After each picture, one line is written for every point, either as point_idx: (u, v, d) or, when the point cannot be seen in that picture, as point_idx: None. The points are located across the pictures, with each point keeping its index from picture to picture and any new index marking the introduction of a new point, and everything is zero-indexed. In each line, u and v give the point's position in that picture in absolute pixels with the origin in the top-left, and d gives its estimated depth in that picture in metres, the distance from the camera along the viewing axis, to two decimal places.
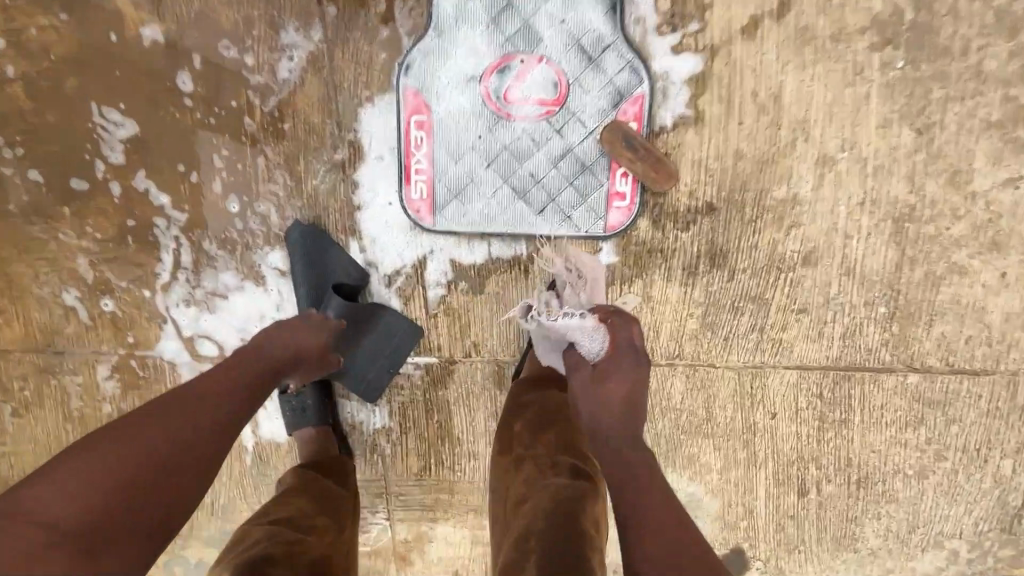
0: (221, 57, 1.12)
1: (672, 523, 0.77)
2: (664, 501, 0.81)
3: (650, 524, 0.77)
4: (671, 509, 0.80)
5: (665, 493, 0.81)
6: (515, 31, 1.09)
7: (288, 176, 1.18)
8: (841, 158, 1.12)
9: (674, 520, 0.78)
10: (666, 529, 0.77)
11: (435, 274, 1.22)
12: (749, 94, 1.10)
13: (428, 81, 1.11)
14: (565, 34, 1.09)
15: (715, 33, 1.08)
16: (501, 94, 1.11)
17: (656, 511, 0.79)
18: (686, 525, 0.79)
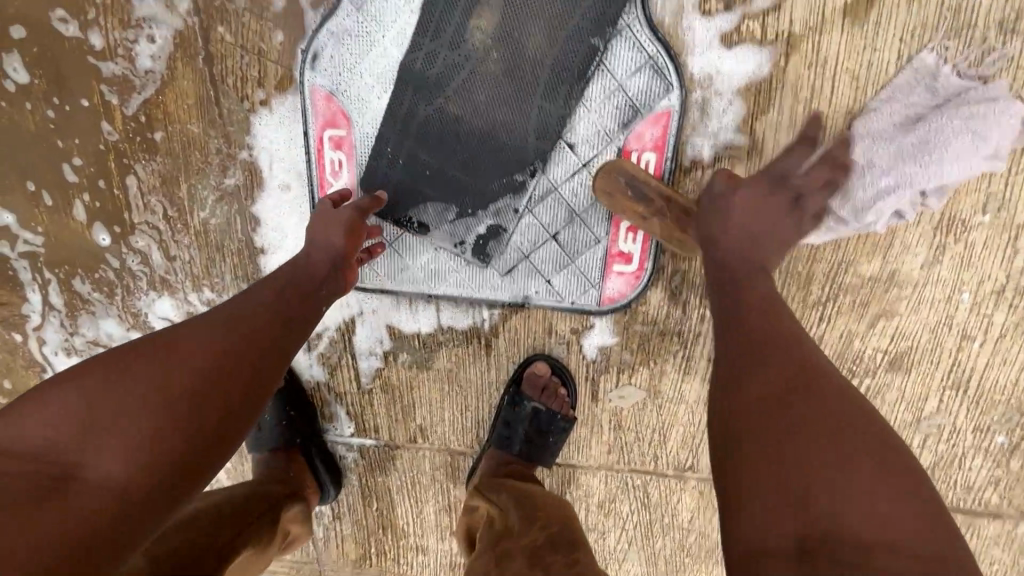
0: (60, 34, 0.78)
1: (830, 389, 0.47)
2: (773, 343, 0.52)
3: (766, 401, 0.47)
4: (781, 341, 0.52)
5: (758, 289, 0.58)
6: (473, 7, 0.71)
7: (168, 203, 0.86)
8: (976, 222, 0.71)
9: (763, 354, 0.51)
10: (800, 395, 0.47)
11: (367, 340, 0.91)
12: (842, 119, 0.69)
13: (346, 81, 0.75)
14: (552, 13, 0.70)
15: (797, 13, 0.66)
16: (452, 105, 0.74)
17: (789, 378, 0.48)
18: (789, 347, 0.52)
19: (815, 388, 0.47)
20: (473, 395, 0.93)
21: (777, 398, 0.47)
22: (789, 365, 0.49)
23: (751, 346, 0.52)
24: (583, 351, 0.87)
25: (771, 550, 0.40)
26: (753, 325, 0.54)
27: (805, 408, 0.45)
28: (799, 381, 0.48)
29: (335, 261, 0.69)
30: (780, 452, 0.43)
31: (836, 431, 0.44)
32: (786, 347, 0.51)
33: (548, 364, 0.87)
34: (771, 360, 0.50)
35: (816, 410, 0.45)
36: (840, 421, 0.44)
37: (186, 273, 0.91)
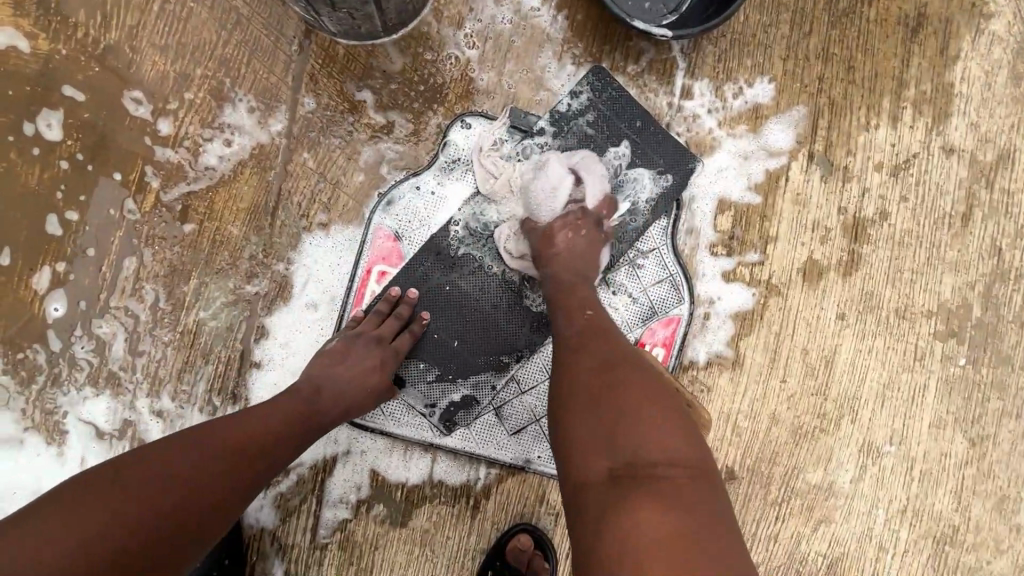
0: (126, 112, 0.77)
1: (666, 413, 0.53)
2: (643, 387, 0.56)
3: (584, 390, 0.56)
4: (630, 360, 0.59)
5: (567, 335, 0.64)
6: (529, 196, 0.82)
7: (164, 296, 0.78)
8: (887, 450, 0.91)
9: (618, 361, 0.58)
10: (623, 401, 0.53)
11: (344, 484, 0.82)
12: (798, 352, 0.89)
13: (410, 226, 0.81)
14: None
15: (775, 270, 0.88)
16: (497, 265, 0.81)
17: (686, 516, 0.47)
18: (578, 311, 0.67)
19: (631, 384, 0.55)
20: (444, 564, 0.84)
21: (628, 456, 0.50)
22: (678, 522, 0.47)
23: (570, 371, 0.59)
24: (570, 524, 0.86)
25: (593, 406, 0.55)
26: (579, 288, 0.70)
27: (619, 420, 0.52)
28: (627, 381, 0.55)
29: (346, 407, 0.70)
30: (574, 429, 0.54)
31: (685, 520, 0.47)
32: (607, 350, 0.61)
33: (531, 536, 0.83)
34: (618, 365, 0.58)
35: (625, 421, 0.52)
36: (681, 469, 0.50)
37: (146, 373, 0.78)
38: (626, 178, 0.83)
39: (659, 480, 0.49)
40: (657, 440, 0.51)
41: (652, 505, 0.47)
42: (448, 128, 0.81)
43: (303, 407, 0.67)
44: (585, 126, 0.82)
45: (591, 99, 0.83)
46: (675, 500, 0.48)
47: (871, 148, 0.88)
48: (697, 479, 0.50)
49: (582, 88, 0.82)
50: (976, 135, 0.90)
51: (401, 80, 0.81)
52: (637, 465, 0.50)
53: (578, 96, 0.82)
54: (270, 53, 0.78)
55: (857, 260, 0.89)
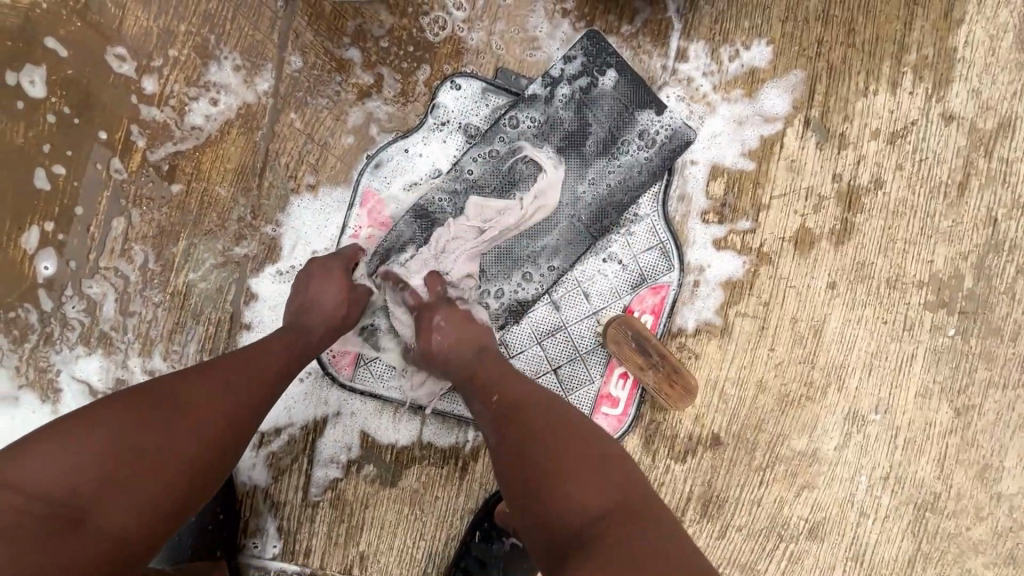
0: (109, 69, 0.75)
1: (590, 452, 0.57)
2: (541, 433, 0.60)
3: (511, 450, 0.59)
4: (544, 414, 0.61)
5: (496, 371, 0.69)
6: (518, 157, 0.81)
7: (153, 256, 0.78)
8: (872, 418, 0.92)
9: (543, 406, 0.63)
10: (550, 458, 0.57)
11: (335, 444, 0.84)
12: (787, 321, 0.89)
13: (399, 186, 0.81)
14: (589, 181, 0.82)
15: (766, 238, 0.87)
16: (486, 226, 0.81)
17: (610, 490, 0.54)
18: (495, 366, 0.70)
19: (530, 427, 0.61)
20: (432, 523, 0.86)
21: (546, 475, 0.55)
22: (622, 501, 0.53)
23: (491, 400, 0.65)
24: None
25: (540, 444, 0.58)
26: (484, 368, 0.69)
27: (560, 459, 0.56)
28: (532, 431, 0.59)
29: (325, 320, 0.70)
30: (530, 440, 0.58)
31: (628, 495, 0.54)
32: (531, 408, 0.62)
33: None
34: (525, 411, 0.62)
35: (549, 475, 0.55)
36: (610, 512, 0.52)
37: (137, 333, 0.79)
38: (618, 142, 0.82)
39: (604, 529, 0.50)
40: (583, 498, 0.53)
41: (580, 497, 0.53)
42: (438, 89, 0.80)
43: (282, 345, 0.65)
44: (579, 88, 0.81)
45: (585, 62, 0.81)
46: (620, 527, 0.51)
47: (868, 114, 0.87)
48: (621, 473, 0.56)
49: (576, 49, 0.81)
50: (977, 102, 0.88)
51: (390, 39, 0.79)
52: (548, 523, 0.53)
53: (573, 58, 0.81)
54: (256, 10, 0.77)
55: (850, 228, 0.88)
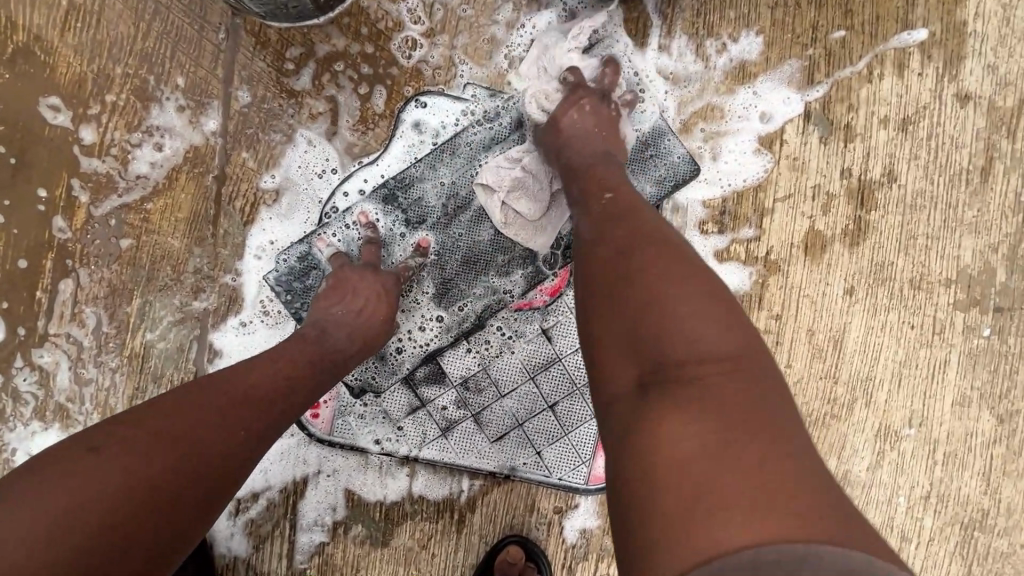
0: (43, 121, 0.70)
1: (715, 296, 0.45)
2: (685, 289, 0.45)
3: (615, 267, 0.48)
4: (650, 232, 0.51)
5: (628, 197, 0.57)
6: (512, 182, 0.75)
7: (106, 318, 0.72)
8: (906, 433, 0.83)
9: (682, 254, 0.48)
10: (668, 279, 0.45)
11: (317, 504, 0.77)
12: (803, 334, 0.81)
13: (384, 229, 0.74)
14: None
15: (773, 245, 0.80)
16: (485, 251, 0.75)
17: (748, 410, 0.40)
18: (640, 213, 0.54)
19: (678, 264, 0.47)
20: None
21: (674, 368, 0.42)
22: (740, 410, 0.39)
23: (595, 241, 0.52)
24: (564, 534, 0.80)
25: (666, 318, 0.43)
26: (601, 168, 0.62)
27: (657, 289, 0.45)
28: (651, 268, 0.46)
29: (352, 333, 0.64)
30: (676, 283, 0.45)
31: (735, 413, 0.39)
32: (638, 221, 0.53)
33: (521, 547, 0.78)
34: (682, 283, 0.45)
35: (669, 317, 0.43)
36: (734, 363, 0.42)
37: (95, 402, 0.73)
38: None
39: (689, 383, 0.41)
40: (700, 329, 0.43)
41: (679, 442, 0.38)
42: (403, 110, 0.74)
43: (313, 347, 0.61)
44: None
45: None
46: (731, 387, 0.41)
47: (875, 101, 0.79)
48: (762, 385, 0.42)
49: None
50: (994, 78, 0.80)
51: (345, 63, 0.73)
52: (668, 370, 0.42)
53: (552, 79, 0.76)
54: (196, 44, 0.71)
55: (865, 227, 0.80)
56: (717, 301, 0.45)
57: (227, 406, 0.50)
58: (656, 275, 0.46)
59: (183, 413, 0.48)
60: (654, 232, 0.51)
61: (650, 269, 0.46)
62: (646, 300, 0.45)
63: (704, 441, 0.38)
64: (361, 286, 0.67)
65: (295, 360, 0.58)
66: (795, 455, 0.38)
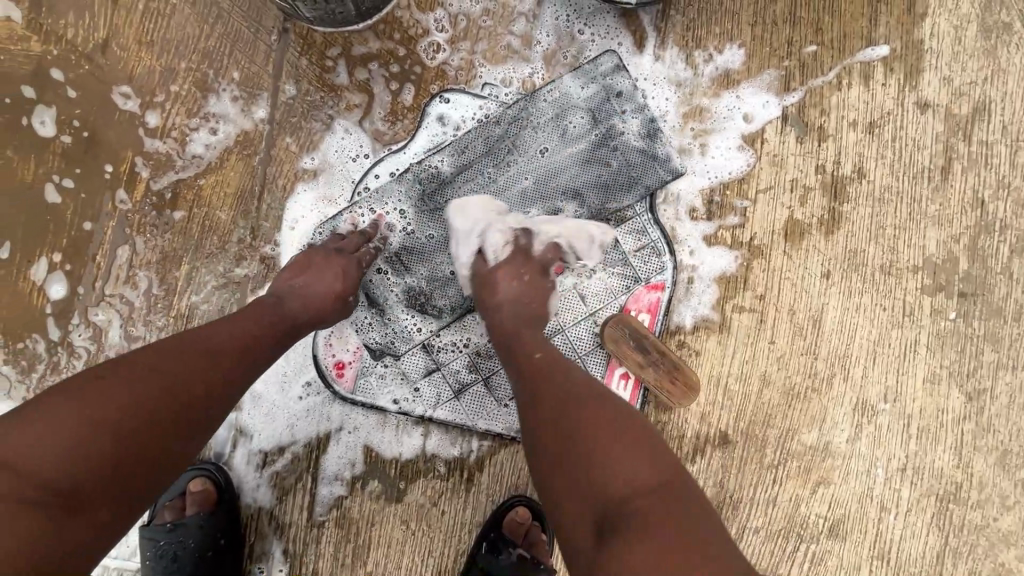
0: (115, 106, 0.80)
1: (637, 441, 0.56)
2: (618, 454, 0.54)
3: (550, 439, 0.56)
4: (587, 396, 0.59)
5: (558, 364, 0.64)
6: (523, 170, 0.84)
7: (157, 281, 0.80)
8: (882, 407, 0.90)
9: (605, 403, 0.59)
10: (588, 435, 0.55)
11: (338, 459, 0.83)
12: (785, 313, 0.89)
13: (407, 210, 0.83)
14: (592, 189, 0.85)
15: (756, 232, 0.89)
16: None
17: (671, 523, 0.50)
18: (569, 375, 0.62)
19: (602, 414, 0.57)
20: (440, 538, 0.84)
21: (618, 497, 0.52)
22: (691, 528, 0.50)
23: (527, 414, 0.60)
24: None
25: (604, 488, 0.52)
26: (528, 329, 0.69)
27: (591, 453, 0.54)
28: (583, 433, 0.55)
29: (306, 303, 0.69)
30: (589, 453, 0.54)
31: (666, 531, 0.49)
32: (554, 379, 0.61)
33: (530, 509, 0.84)
34: (602, 454, 0.54)
35: (596, 464, 0.53)
36: (655, 488, 0.53)
37: None
38: (605, 160, 0.85)
39: (627, 513, 0.51)
40: (621, 470, 0.53)
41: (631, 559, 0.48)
42: (429, 104, 0.84)
43: (272, 310, 0.66)
44: (568, 112, 0.85)
45: (575, 84, 0.86)
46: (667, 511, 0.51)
47: (844, 107, 0.89)
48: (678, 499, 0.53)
49: (569, 72, 0.86)
50: (950, 89, 0.90)
51: (379, 63, 0.83)
52: (610, 515, 0.51)
53: (563, 81, 0.86)
54: (251, 44, 0.81)
55: (838, 217, 0.89)
56: (634, 442, 0.56)
57: (213, 352, 0.58)
58: (579, 450, 0.54)
59: (182, 358, 0.56)
60: (571, 373, 0.63)
61: (578, 441, 0.55)
62: (585, 445, 0.54)
63: (648, 556, 0.48)
64: (327, 267, 0.73)
65: (268, 318, 0.65)
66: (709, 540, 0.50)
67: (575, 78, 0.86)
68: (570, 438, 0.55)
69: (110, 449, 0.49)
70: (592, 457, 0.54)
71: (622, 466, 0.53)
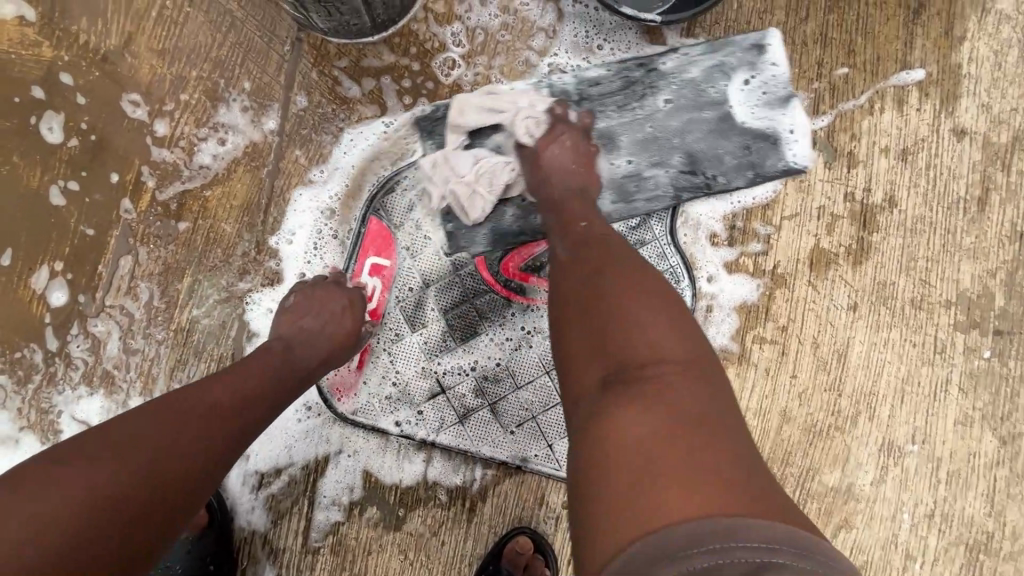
0: (123, 114, 0.78)
1: (666, 312, 0.51)
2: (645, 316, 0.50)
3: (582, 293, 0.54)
4: (614, 259, 0.57)
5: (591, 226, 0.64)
6: None
7: (158, 293, 0.78)
8: (909, 449, 0.85)
9: (632, 264, 0.56)
10: (616, 283, 0.53)
11: (336, 483, 0.80)
12: (808, 346, 0.85)
13: (418, 224, 0.81)
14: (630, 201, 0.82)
15: (780, 260, 0.85)
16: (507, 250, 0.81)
17: (673, 415, 0.45)
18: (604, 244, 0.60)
19: (631, 275, 0.54)
20: (438, 570, 0.81)
21: (640, 362, 0.48)
22: (701, 404, 0.46)
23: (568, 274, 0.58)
24: None
25: (620, 354, 0.49)
26: (575, 201, 0.70)
27: (623, 303, 0.51)
28: (616, 289, 0.52)
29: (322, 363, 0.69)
30: (623, 305, 0.51)
31: (671, 418, 0.44)
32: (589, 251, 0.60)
33: (533, 539, 0.80)
34: (631, 308, 0.51)
35: (623, 316, 0.50)
36: (682, 363, 0.48)
37: (139, 371, 0.78)
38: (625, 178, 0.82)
39: (645, 378, 0.47)
40: (652, 336, 0.49)
41: (631, 430, 0.44)
42: (443, 115, 0.81)
43: (280, 364, 0.64)
44: None
45: (595, 97, 0.82)
46: (679, 386, 0.46)
47: (875, 133, 0.86)
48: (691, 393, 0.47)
49: (590, 84, 0.83)
50: (988, 116, 0.86)
51: (393, 77, 0.81)
52: (631, 369, 0.48)
53: (583, 94, 0.82)
54: (263, 55, 0.80)
55: (867, 247, 0.85)
56: (665, 316, 0.52)
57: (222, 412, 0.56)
58: (608, 297, 0.52)
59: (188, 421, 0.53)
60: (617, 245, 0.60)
61: (603, 297, 0.53)
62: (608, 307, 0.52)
63: (653, 428, 0.44)
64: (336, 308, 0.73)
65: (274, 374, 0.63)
66: (718, 432, 0.44)
67: (595, 91, 0.82)
68: (601, 290, 0.53)
69: (112, 522, 0.46)
70: (614, 313, 0.51)
71: (637, 331, 0.49)
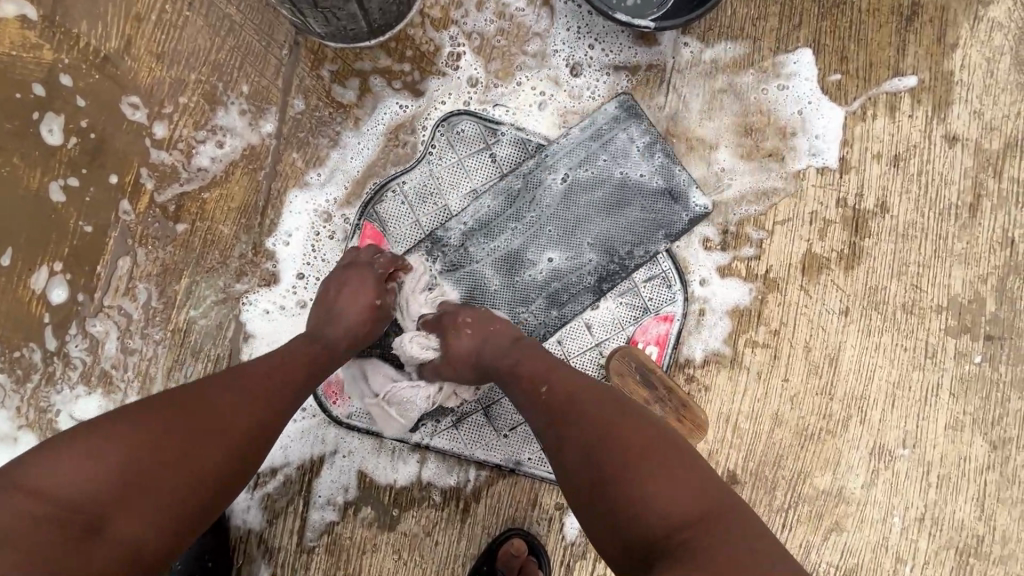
0: (123, 116, 0.79)
1: (668, 452, 0.53)
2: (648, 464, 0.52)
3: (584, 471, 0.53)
4: (591, 407, 0.57)
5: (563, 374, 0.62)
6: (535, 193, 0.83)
7: (156, 294, 0.79)
8: (900, 453, 0.86)
9: (620, 417, 0.56)
10: (615, 447, 0.53)
11: (331, 483, 0.81)
12: (800, 349, 0.86)
13: (415, 229, 0.82)
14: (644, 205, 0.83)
15: (772, 265, 0.85)
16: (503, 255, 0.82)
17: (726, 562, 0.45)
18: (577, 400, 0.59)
19: (619, 425, 0.55)
20: (432, 570, 0.82)
21: (670, 523, 0.48)
22: (742, 536, 0.48)
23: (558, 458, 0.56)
24: (564, 531, 0.83)
25: (650, 519, 0.48)
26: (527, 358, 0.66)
27: (622, 471, 0.51)
28: (623, 449, 0.52)
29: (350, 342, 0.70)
30: (634, 469, 0.51)
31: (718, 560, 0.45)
32: (584, 410, 0.57)
33: (524, 541, 0.80)
34: (638, 462, 0.51)
35: (639, 483, 0.50)
36: (700, 515, 0.49)
37: (137, 371, 0.79)
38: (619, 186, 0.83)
39: (682, 543, 0.47)
40: (665, 499, 0.49)
41: None
42: (441, 122, 0.83)
43: (317, 349, 0.66)
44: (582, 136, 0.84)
45: (590, 109, 0.85)
46: (713, 537, 0.47)
47: (868, 138, 0.86)
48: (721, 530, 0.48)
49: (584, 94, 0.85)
50: (980, 123, 0.87)
51: (390, 81, 0.82)
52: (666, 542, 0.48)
53: (579, 104, 0.85)
54: (261, 58, 0.80)
55: (859, 252, 0.86)
56: (668, 456, 0.53)
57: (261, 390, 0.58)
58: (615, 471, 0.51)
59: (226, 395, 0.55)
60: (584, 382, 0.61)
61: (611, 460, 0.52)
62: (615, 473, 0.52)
63: None
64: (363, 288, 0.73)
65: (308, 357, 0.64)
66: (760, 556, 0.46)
67: (590, 101, 0.85)
68: (600, 476, 0.52)
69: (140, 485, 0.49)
70: (624, 478, 0.51)
71: (656, 490, 0.50)
